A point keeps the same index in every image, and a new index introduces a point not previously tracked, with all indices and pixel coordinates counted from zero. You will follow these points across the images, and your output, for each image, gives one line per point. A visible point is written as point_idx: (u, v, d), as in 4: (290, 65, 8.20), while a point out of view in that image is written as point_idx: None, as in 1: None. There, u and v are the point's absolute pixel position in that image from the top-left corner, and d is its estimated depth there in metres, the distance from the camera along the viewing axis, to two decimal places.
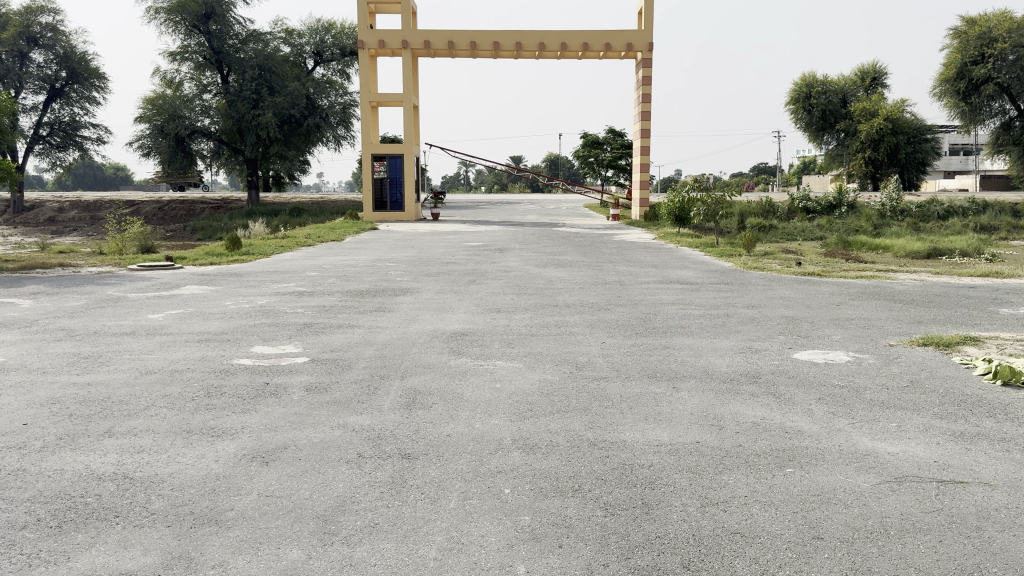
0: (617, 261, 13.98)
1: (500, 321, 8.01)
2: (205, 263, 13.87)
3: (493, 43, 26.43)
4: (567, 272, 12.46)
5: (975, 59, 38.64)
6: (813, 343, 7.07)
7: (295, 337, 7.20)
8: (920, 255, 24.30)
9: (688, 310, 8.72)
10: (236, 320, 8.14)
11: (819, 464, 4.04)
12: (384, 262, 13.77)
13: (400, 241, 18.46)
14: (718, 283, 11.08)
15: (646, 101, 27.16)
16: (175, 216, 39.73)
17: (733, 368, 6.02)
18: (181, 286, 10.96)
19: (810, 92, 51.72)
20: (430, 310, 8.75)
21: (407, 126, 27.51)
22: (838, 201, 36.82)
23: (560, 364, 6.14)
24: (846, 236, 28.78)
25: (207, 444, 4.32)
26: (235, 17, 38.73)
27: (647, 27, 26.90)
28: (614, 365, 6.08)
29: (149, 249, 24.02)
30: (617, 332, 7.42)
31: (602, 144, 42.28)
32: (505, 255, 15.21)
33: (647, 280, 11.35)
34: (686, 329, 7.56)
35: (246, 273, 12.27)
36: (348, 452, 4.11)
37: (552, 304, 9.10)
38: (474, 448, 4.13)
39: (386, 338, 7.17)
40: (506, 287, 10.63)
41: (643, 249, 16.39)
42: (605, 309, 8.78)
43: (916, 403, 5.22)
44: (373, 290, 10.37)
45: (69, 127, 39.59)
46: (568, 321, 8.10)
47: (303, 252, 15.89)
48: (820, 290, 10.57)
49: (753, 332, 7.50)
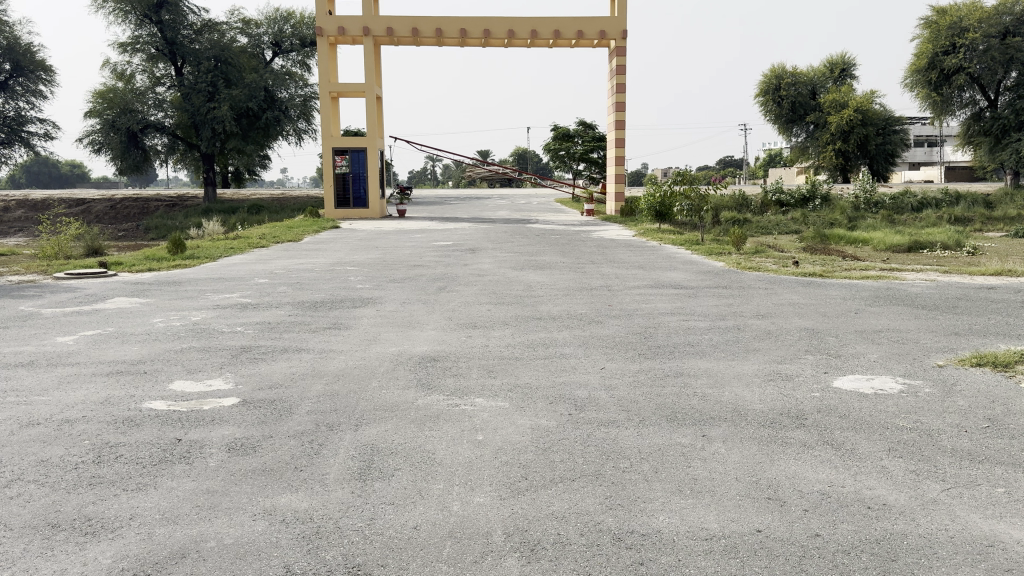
0: (600, 262, 12.86)
1: (476, 341, 6.77)
2: (142, 270, 12.47)
3: (459, 30, 25.17)
4: (547, 275, 11.27)
5: (946, 49, 38.15)
6: (848, 365, 5.96)
7: (227, 367, 5.92)
8: (901, 249, 23.53)
9: (692, 322, 7.55)
10: (163, 344, 6.83)
11: (936, 567, 2.89)
12: (344, 266, 12.50)
13: (363, 241, 17.17)
14: (715, 287, 10.01)
15: (620, 91, 26.03)
16: (128, 215, 37.90)
17: (768, 405, 4.87)
18: (108, 298, 9.59)
19: (780, 84, 51.16)
20: (393, 326, 7.48)
21: (370, 117, 26.11)
22: (811, 194, 36.13)
23: (554, 401, 4.94)
24: (823, 229, 27.96)
25: (75, 550, 3.06)
26: (189, 6, 36.93)
27: (620, 14, 25.74)
28: (622, 402, 4.90)
29: (96, 251, 22.52)
30: (616, 354, 6.24)
31: (573, 136, 41.05)
32: (477, 256, 14.01)
33: (637, 285, 10.24)
34: (699, 350, 6.38)
35: (187, 282, 10.91)
36: (273, 565, 2.88)
37: (536, 317, 7.91)
38: (453, 554, 2.93)
39: (340, 366, 5.90)
40: (481, 296, 9.41)
41: (624, 248, 15.27)
42: (596, 322, 7.63)
43: (1013, 454, 4.08)
44: (329, 301, 9.07)
45: (14, 122, 37.56)
46: (557, 338, 6.90)
47: (256, 254, 14.55)
48: (829, 294, 9.52)
49: (775, 352, 6.36)
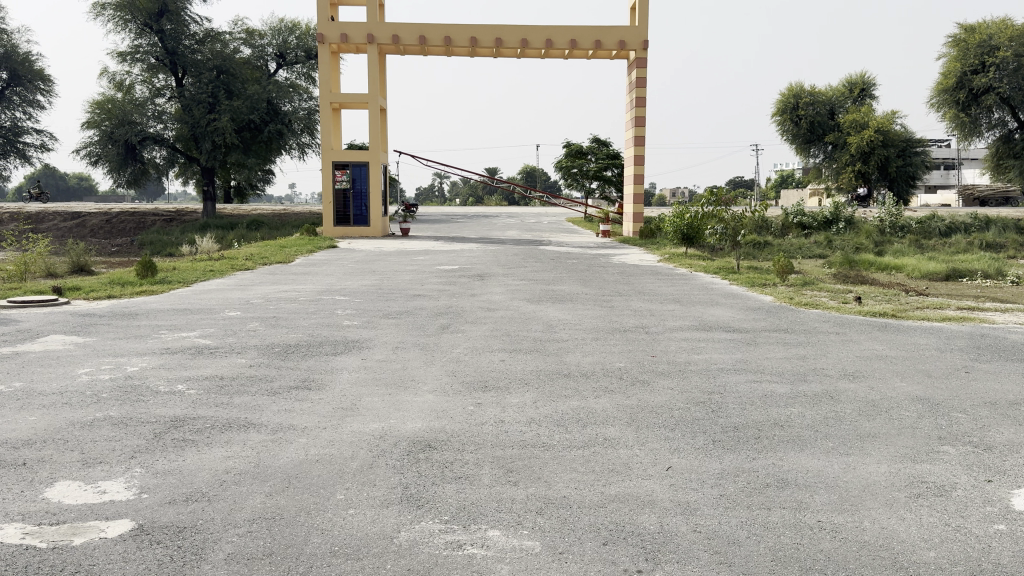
0: (629, 294, 11.17)
1: (488, 413, 5.03)
2: (99, 297, 10.82)
3: (470, 39, 23.63)
4: (569, 310, 9.59)
5: (975, 68, 36.38)
6: (1013, 466, 4.23)
7: (137, 461, 4.20)
8: (939, 277, 21.78)
9: (768, 386, 5.83)
10: (69, 413, 5.08)
11: None
12: (333, 295, 10.80)
13: (359, 264, 15.49)
14: (774, 330, 8.33)
15: (640, 105, 24.37)
16: (124, 229, 36.41)
17: (943, 555, 3.16)
18: (41, 335, 7.87)
19: (798, 103, 49.45)
20: (381, 386, 5.75)
21: (374, 129, 24.56)
22: (835, 216, 34.36)
23: (610, 542, 3.19)
24: (851, 254, 26.18)
25: None
26: (191, 15, 35.63)
27: (641, 23, 24.14)
28: (715, 545, 3.17)
29: (77, 269, 20.85)
30: (684, 441, 4.49)
31: (586, 154, 39.43)
32: (486, 284, 12.33)
33: (680, 325, 8.53)
34: (795, 438, 4.66)
35: (144, 315, 9.22)
36: None
37: (563, 374, 6.19)
38: None
39: (295, 459, 4.16)
40: (492, 339, 7.70)
41: (651, 276, 13.57)
42: (643, 382, 5.89)
43: None
44: (304, 345, 7.35)
45: (10, 133, 36.12)
46: (597, 409, 5.17)
47: (238, 279, 12.94)
48: (918, 343, 7.81)
49: (901, 441, 4.63)
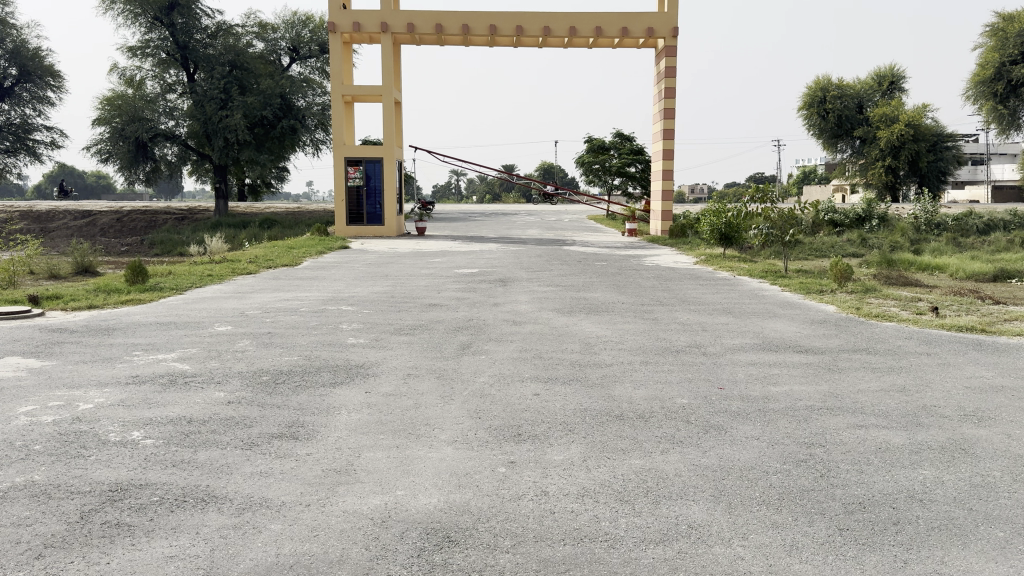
0: (672, 303, 9.91)
1: (525, 480, 3.81)
2: (77, 308, 9.66)
3: (489, 27, 22.41)
4: (607, 324, 8.36)
5: (1015, 58, 34.51)
6: None
7: (43, 565, 3.00)
8: (987, 279, 20.28)
9: (879, 436, 4.56)
10: None
11: None
12: (339, 305, 9.59)
13: (370, 267, 14.31)
14: (853, 351, 7.05)
15: (668, 97, 23.04)
16: (134, 228, 35.44)
17: None
18: None
19: (825, 97, 47.74)
20: (389, 434, 4.54)
21: (388, 123, 23.42)
22: (867, 214, 32.76)
23: None
24: (889, 253, 24.69)
25: None
26: (203, 9, 34.60)
27: (670, 10, 22.78)
28: None
29: (79, 270, 19.74)
30: (804, 534, 3.24)
31: (608, 149, 38.16)
32: (509, 290, 11.10)
33: (740, 344, 7.28)
34: (947, 523, 3.41)
35: (123, 331, 8.02)
36: None
37: (615, 416, 4.93)
38: None
39: (261, 566, 2.95)
40: (522, 364, 6.44)
41: (691, 281, 12.31)
42: (720, 431, 4.61)
43: None
44: (299, 372, 6.14)
45: (20, 130, 35.20)
46: (668, 472, 3.93)
47: (237, 285, 11.77)
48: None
49: None
